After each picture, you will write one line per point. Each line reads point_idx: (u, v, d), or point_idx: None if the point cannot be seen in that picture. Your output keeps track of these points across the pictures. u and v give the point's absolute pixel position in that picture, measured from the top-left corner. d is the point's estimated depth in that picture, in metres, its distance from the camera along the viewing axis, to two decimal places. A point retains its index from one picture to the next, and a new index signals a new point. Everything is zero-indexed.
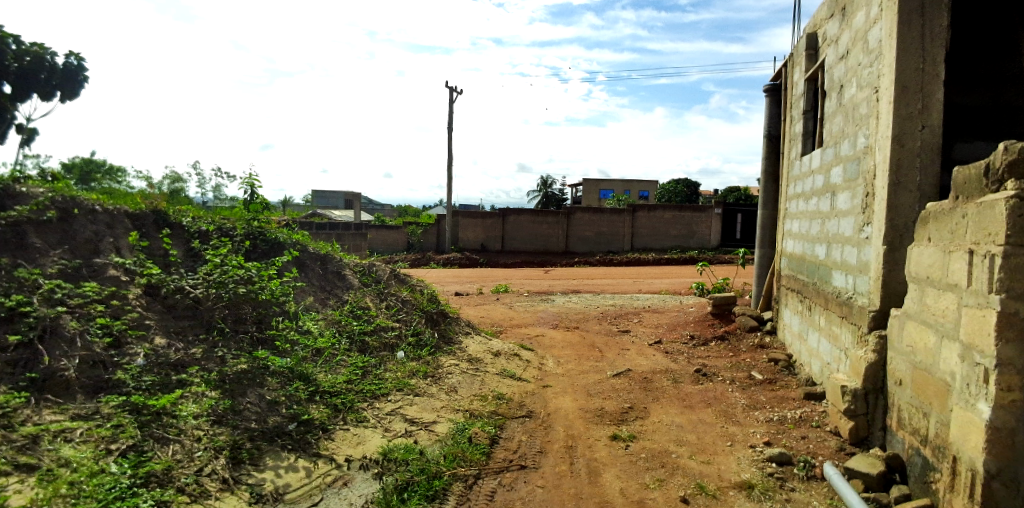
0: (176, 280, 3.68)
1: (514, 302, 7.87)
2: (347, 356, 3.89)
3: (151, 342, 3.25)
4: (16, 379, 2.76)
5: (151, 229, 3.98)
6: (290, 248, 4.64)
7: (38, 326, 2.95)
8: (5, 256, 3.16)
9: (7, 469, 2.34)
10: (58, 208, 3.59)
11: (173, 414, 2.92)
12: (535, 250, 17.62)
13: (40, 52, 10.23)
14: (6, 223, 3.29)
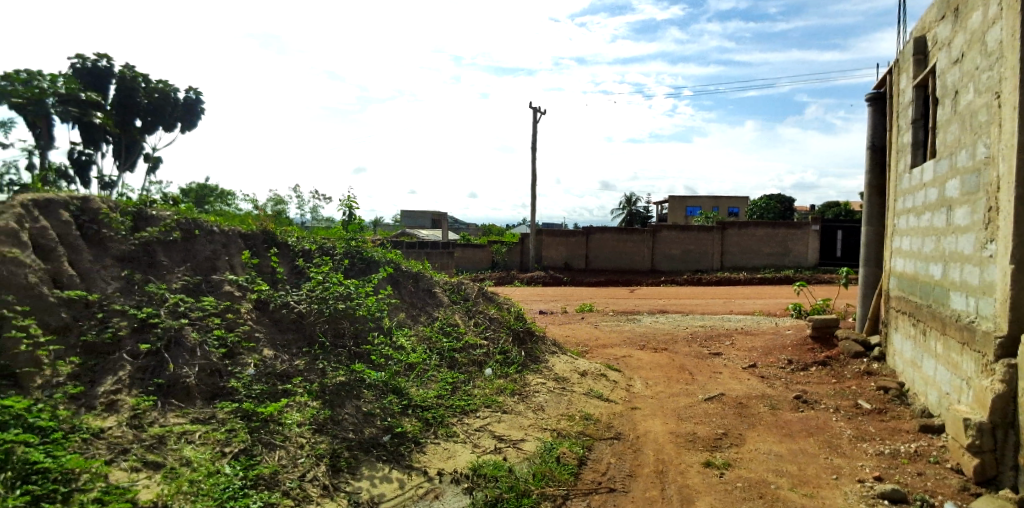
0: (282, 296, 3.94)
1: (599, 321, 7.77)
2: (437, 372, 3.98)
3: (260, 354, 3.49)
4: (146, 384, 3.06)
5: (260, 248, 4.31)
6: (384, 266, 4.84)
7: (164, 336, 3.26)
8: (138, 273, 3.53)
9: (138, 466, 2.64)
10: (182, 229, 3.96)
11: (279, 421, 3.10)
12: (619, 268, 17.32)
13: (166, 89, 11.64)
14: (140, 243, 3.68)
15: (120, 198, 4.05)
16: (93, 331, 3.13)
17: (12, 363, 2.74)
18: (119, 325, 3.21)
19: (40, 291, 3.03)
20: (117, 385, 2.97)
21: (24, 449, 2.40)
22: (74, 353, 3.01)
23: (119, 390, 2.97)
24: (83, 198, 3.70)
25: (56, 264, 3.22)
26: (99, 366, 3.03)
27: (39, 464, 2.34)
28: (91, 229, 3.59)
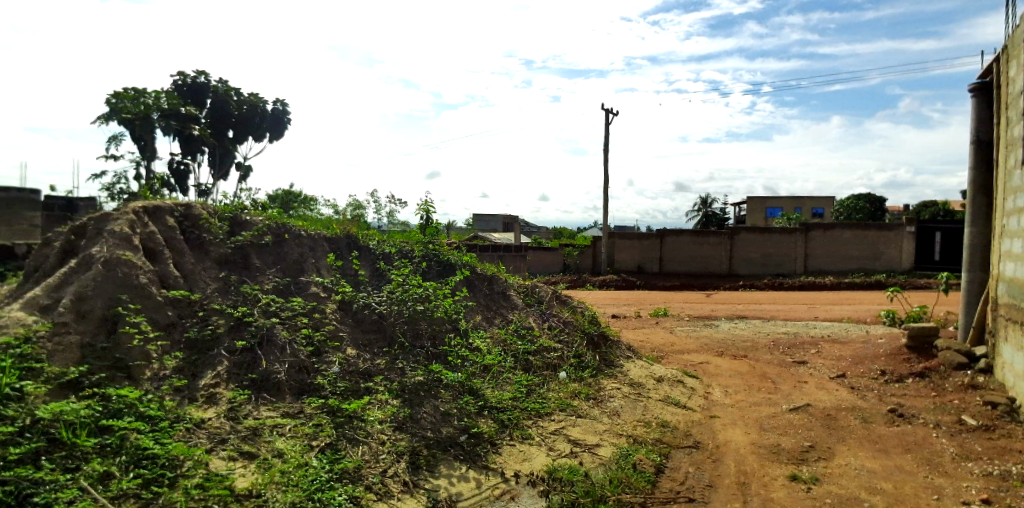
0: (364, 298, 4.10)
1: (675, 326, 7.58)
2: (512, 374, 4.01)
3: (344, 353, 3.64)
4: (242, 378, 3.26)
5: (343, 251, 4.51)
6: (460, 268, 4.93)
7: (258, 334, 3.47)
8: (234, 274, 3.79)
9: (235, 456, 2.84)
10: (273, 233, 4.19)
11: (362, 418, 3.22)
12: (695, 272, 16.76)
13: (256, 102, 12.39)
14: (236, 246, 3.95)
15: (219, 204, 4.35)
16: (195, 328, 3.39)
17: (126, 356, 3.07)
18: (217, 323, 3.45)
19: (150, 291, 3.33)
20: (216, 379, 3.20)
21: (135, 436, 2.77)
22: (179, 348, 3.28)
23: (217, 383, 3.19)
24: (186, 206, 4.02)
25: (163, 266, 3.51)
26: (201, 361, 3.27)
27: (148, 450, 2.69)
28: (193, 234, 3.89)
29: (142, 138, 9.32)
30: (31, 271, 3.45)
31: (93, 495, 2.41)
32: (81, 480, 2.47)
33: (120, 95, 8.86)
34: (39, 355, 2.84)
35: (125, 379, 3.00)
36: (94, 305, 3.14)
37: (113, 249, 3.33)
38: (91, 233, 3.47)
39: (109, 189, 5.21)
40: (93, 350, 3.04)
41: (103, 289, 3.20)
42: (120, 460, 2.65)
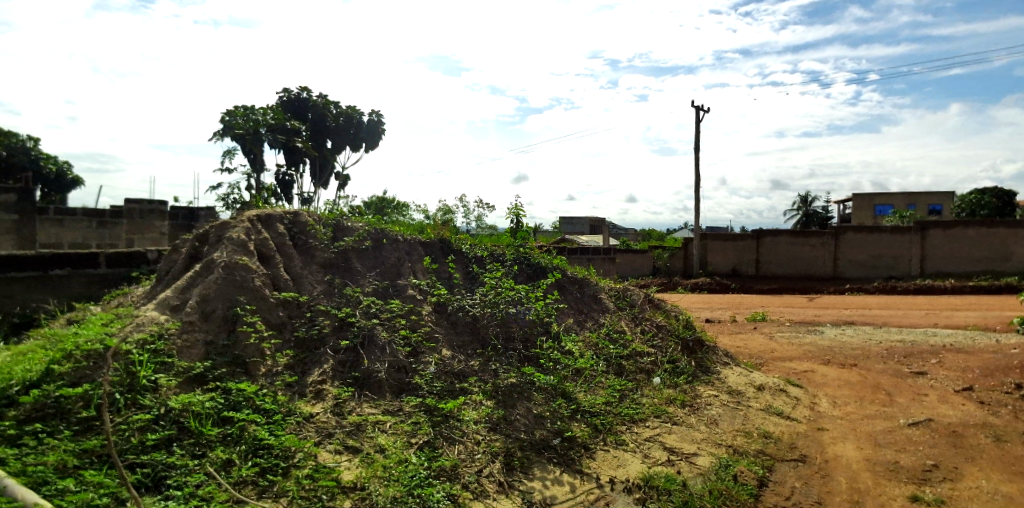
0: (458, 300, 4.19)
1: (775, 332, 7.20)
2: (605, 378, 3.96)
3: (440, 353, 3.72)
4: (346, 376, 3.44)
5: (438, 255, 4.65)
6: (551, 271, 4.92)
7: (359, 335, 3.64)
8: (338, 277, 4.00)
9: (341, 449, 2.99)
10: (373, 238, 4.38)
11: (458, 417, 3.29)
12: (796, 274, 15.93)
13: (351, 114, 13.42)
14: (339, 251, 4.18)
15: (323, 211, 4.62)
16: (303, 328, 3.61)
17: (244, 353, 3.32)
18: (323, 323, 3.66)
19: (263, 293, 3.58)
20: (322, 376, 3.39)
21: (252, 427, 3.00)
22: (289, 347, 3.51)
23: (324, 380, 3.37)
24: (293, 214, 4.31)
25: (275, 270, 3.77)
26: (309, 359, 3.47)
27: (263, 440, 2.91)
28: (301, 239, 4.16)
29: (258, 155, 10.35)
30: (164, 275, 3.85)
31: (217, 481, 2.69)
32: (207, 466, 2.74)
33: (235, 113, 9.90)
34: (171, 349, 3.18)
35: (242, 374, 3.25)
36: (216, 306, 3.43)
37: (231, 255, 3.62)
38: (213, 240, 3.81)
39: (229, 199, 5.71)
40: (215, 347, 3.31)
41: (223, 291, 3.48)
42: (240, 449, 2.88)
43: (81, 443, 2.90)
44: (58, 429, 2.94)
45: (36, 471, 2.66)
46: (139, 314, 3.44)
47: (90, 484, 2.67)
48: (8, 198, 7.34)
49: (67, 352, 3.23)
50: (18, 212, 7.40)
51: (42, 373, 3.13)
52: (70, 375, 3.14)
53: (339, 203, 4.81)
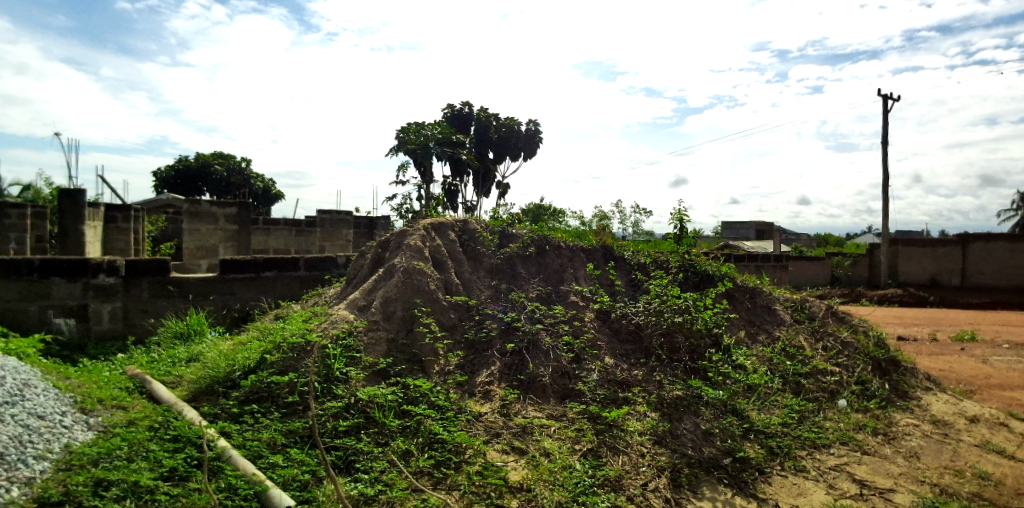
0: (621, 308, 4.18)
1: (991, 355, 6.21)
2: (781, 396, 3.71)
3: (602, 361, 3.75)
4: (512, 378, 3.60)
5: (600, 261, 4.67)
6: (720, 279, 4.69)
7: (525, 338, 3.79)
8: (504, 283, 4.19)
9: (508, 449, 3.09)
10: (536, 244, 4.54)
11: (621, 427, 3.26)
12: (1011, 287, 14.17)
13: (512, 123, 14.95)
14: (505, 257, 4.38)
15: (490, 219, 4.91)
16: (472, 331, 3.84)
17: (420, 352, 3.63)
18: (491, 326, 3.85)
19: (436, 296, 3.86)
20: (490, 377, 3.58)
21: (428, 421, 3.22)
22: (460, 347, 3.75)
23: (491, 382, 3.56)
24: (463, 222, 4.63)
25: (447, 274, 4.06)
26: (478, 360, 3.70)
27: (437, 434, 3.11)
28: (470, 246, 4.45)
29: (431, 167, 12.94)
30: (353, 278, 4.40)
31: (399, 468, 2.91)
32: (390, 454, 2.99)
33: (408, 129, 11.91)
34: (358, 344, 3.55)
35: (419, 371, 3.54)
36: (396, 306, 3.78)
37: (409, 260, 3.97)
38: (393, 247, 4.23)
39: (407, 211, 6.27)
40: (396, 344, 3.65)
41: (402, 294, 3.83)
42: (417, 441, 3.10)
43: (287, 424, 3.30)
44: (269, 410, 3.38)
45: (254, 446, 3.12)
46: (332, 312, 3.91)
47: (295, 461, 3.04)
48: (230, 210, 8.11)
49: (277, 343, 3.73)
50: (236, 223, 8.13)
51: (258, 361, 3.63)
52: (278, 363, 3.60)
53: (503, 210, 5.05)
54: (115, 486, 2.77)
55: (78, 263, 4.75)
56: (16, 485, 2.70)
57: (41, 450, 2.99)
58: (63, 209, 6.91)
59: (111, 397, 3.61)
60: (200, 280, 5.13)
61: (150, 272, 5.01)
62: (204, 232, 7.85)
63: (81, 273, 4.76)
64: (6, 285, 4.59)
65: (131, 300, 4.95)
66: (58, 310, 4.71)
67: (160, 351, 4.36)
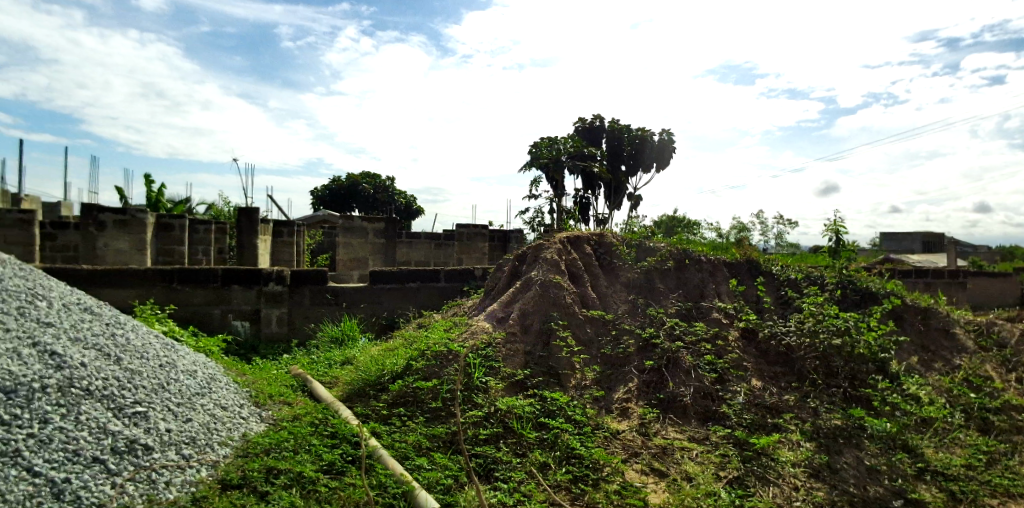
0: (770, 326, 4.18)
1: None
2: (964, 434, 3.44)
3: (749, 383, 3.79)
4: (651, 397, 3.77)
5: (745, 276, 4.73)
6: (883, 298, 4.51)
7: (664, 356, 3.98)
8: (641, 297, 4.45)
9: (647, 470, 3.08)
10: (676, 258, 4.70)
11: (772, 456, 3.10)
12: None
13: (642, 136, 17.82)
14: (643, 270, 4.63)
15: (627, 232, 5.20)
16: (609, 346, 4.10)
17: (557, 365, 3.90)
18: (629, 343, 4.11)
19: (573, 310, 4.16)
20: (627, 394, 3.77)
21: (564, 435, 3.33)
22: (596, 362, 4.02)
23: (629, 399, 3.74)
24: (599, 236, 5.02)
25: (584, 288, 4.39)
26: (616, 375, 3.93)
27: (575, 449, 3.17)
28: (606, 259, 4.81)
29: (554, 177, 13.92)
30: (491, 289, 4.83)
31: (538, 480, 2.98)
32: (529, 466, 3.09)
33: (541, 144, 13.90)
34: (497, 355, 3.86)
35: (556, 384, 3.79)
36: (533, 320, 4.11)
37: (546, 274, 4.33)
38: (531, 259, 4.63)
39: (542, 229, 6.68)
40: (532, 356, 3.95)
41: (539, 307, 4.17)
42: (555, 454, 3.18)
43: (432, 428, 3.47)
44: (414, 414, 3.60)
45: (401, 447, 3.30)
46: (472, 322, 4.27)
47: (439, 464, 3.18)
48: (378, 224, 8.69)
49: (422, 351, 4.00)
50: (384, 237, 8.70)
51: (405, 367, 3.89)
52: (423, 370, 3.85)
53: (637, 222, 5.29)
54: (282, 475, 3.07)
55: (252, 272, 5.50)
56: (205, 467, 3.10)
57: (224, 437, 3.40)
58: (240, 226, 7.85)
59: (278, 393, 4.03)
60: (353, 289, 5.71)
61: (310, 282, 5.65)
62: (356, 245, 8.56)
63: (255, 282, 5.52)
64: (198, 292, 5.44)
65: (295, 305, 5.62)
66: (236, 314, 5.51)
67: (317, 354, 4.88)
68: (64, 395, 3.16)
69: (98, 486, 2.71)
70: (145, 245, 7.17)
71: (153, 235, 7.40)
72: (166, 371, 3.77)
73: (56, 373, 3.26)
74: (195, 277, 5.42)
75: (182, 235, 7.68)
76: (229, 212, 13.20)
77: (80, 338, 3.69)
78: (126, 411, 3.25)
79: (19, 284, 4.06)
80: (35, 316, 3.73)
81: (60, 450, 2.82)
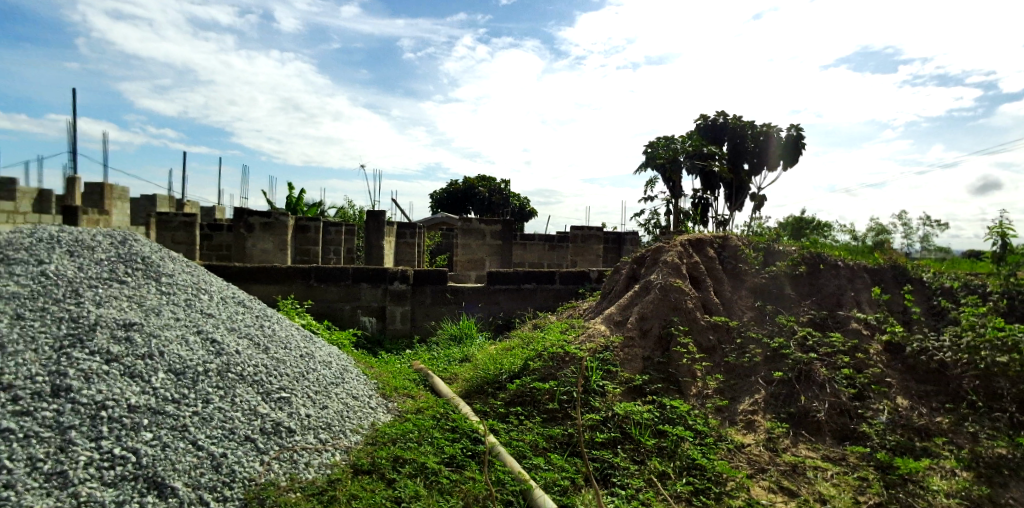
0: (920, 340, 3.75)
1: None
2: None
3: (893, 402, 3.42)
4: (779, 410, 3.52)
5: (890, 283, 4.30)
6: None
7: (795, 368, 3.70)
8: (769, 304, 4.22)
9: (775, 488, 2.87)
10: (808, 263, 4.42)
11: (921, 484, 2.77)
12: None
13: (770, 132, 17.10)
14: (771, 276, 4.38)
15: (751, 235, 4.95)
16: (733, 355, 3.92)
17: (677, 372, 3.80)
18: (755, 352, 3.89)
19: (695, 315, 4.05)
20: (753, 406, 3.55)
21: (684, 444, 3.19)
22: (719, 370, 3.87)
23: (755, 411, 3.52)
24: (723, 239, 4.82)
25: (706, 293, 4.26)
26: (740, 386, 3.74)
27: (697, 460, 3.02)
28: (730, 263, 4.61)
29: (669, 177, 13.71)
30: (609, 291, 4.86)
31: (657, 490, 2.87)
32: (648, 474, 3.00)
33: (658, 145, 13.95)
34: (615, 359, 3.80)
35: (676, 391, 3.70)
36: (653, 324, 4.04)
37: (666, 278, 4.22)
38: (649, 262, 4.58)
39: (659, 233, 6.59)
40: (652, 362, 3.87)
41: (658, 311, 4.08)
42: (675, 464, 3.06)
43: (548, 429, 3.46)
44: (532, 414, 3.61)
45: (519, 446, 3.31)
46: (589, 325, 4.25)
47: (555, 466, 3.13)
48: (495, 226, 8.94)
49: (539, 352, 4.01)
50: (501, 239, 8.91)
51: (521, 367, 3.94)
52: (539, 370, 3.87)
53: (763, 224, 5.06)
54: (408, 465, 3.18)
55: (379, 272, 5.85)
56: (339, 451, 3.30)
57: (356, 425, 3.61)
58: (368, 227, 8.39)
59: (403, 386, 4.24)
60: (472, 289, 5.90)
61: (430, 282, 5.92)
62: (474, 246, 8.91)
63: (381, 281, 5.86)
64: (331, 289, 5.87)
65: (417, 304, 5.91)
66: (364, 310, 5.88)
67: (437, 351, 5.14)
68: (223, 378, 3.52)
69: (249, 462, 2.98)
70: (287, 245, 7.92)
71: (293, 236, 8.15)
72: (305, 361, 4.09)
73: (216, 358, 3.65)
74: (329, 275, 5.86)
75: (316, 236, 8.44)
76: (357, 215, 14.30)
77: (234, 328, 4.11)
78: (273, 395, 3.56)
79: (187, 278, 4.61)
80: (199, 307, 4.21)
81: (219, 427, 3.14)
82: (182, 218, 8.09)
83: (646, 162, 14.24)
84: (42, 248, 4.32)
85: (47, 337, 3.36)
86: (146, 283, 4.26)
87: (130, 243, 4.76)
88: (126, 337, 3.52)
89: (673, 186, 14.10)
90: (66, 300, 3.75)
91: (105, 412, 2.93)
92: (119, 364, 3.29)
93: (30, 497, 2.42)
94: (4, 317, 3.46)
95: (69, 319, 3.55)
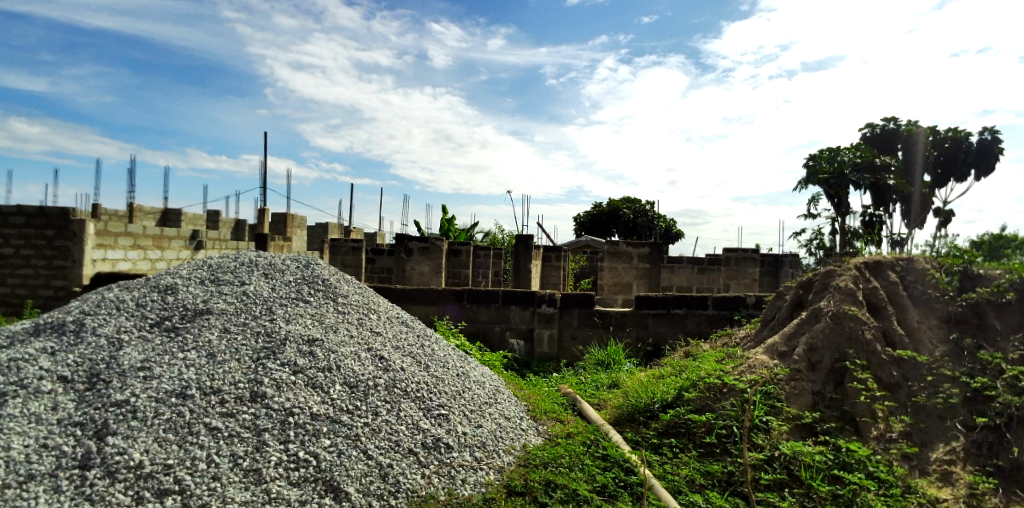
0: None
1: None
2: None
3: None
4: (984, 462, 3.04)
5: None
6: None
7: (1005, 414, 3.17)
8: (968, 336, 3.69)
9: None
10: (1017, 289, 3.80)
11: None
12: None
13: (957, 136, 15.35)
14: (968, 304, 3.85)
15: (942, 256, 4.38)
16: (924, 394, 3.46)
17: (853, 410, 3.44)
18: (950, 392, 3.40)
19: (874, 348, 3.66)
20: (951, 456, 3.09)
21: (865, 493, 2.83)
22: (905, 411, 3.42)
23: (953, 462, 3.07)
24: (907, 261, 4.31)
25: (887, 321, 3.84)
26: (932, 431, 3.27)
27: None
28: (915, 288, 4.10)
29: (834, 191, 12.61)
30: (770, 319, 4.60)
31: None
32: None
33: (820, 158, 13.02)
34: (780, 393, 3.55)
35: (853, 432, 3.35)
36: (823, 357, 3.72)
37: (839, 305, 3.87)
38: (818, 288, 4.26)
39: (825, 256, 6.09)
40: (823, 398, 3.57)
41: (831, 342, 3.75)
42: None
43: (705, 464, 3.28)
44: (687, 447, 3.49)
45: (673, 479, 3.15)
46: (749, 356, 4.03)
47: (714, 504, 2.91)
48: (642, 249, 8.86)
49: (694, 382, 3.90)
50: (649, 261, 8.78)
51: (676, 397, 3.86)
52: (695, 401, 3.76)
53: (957, 242, 4.43)
54: (559, 490, 3.16)
55: (526, 294, 6.09)
56: (492, 470, 3.40)
57: (508, 445, 3.72)
58: (517, 250, 8.76)
59: (552, 409, 4.37)
60: (619, 313, 5.93)
61: (578, 304, 6.03)
62: (620, 269, 8.88)
63: (530, 303, 6.09)
64: (482, 310, 6.20)
65: (564, 326, 6.05)
66: (512, 331, 6.15)
67: (585, 375, 5.31)
68: (390, 392, 3.82)
69: (412, 474, 3.17)
70: (441, 268, 8.50)
71: (446, 260, 8.75)
72: (461, 380, 4.32)
73: (384, 374, 3.97)
74: (481, 297, 6.21)
75: (466, 259, 8.99)
76: (503, 238, 14.90)
77: (399, 347, 4.46)
78: (434, 411, 3.79)
79: (358, 298, 5.10)
80: (368, 325, 4.64)
81: (386, 439, 3.38)
82: (350, 243, 9.03)
83: (807, 177, 13.28)
84: (245, 271, 5.04)
85: (248, 349, 3.88)
86: (325, 302, 4.79)
87: (312, 266, 5.39)
88: (310, 351, 3.96)
89: (837, 200, 12.91)
90: (261, 316, 4.33)
91: (292, 418, 3.29)
92: (304, 375, 3.70)
93: (233, 489, 2.78)
94: (215, 330, 4.06)
95: (266, 333, 4.08)
